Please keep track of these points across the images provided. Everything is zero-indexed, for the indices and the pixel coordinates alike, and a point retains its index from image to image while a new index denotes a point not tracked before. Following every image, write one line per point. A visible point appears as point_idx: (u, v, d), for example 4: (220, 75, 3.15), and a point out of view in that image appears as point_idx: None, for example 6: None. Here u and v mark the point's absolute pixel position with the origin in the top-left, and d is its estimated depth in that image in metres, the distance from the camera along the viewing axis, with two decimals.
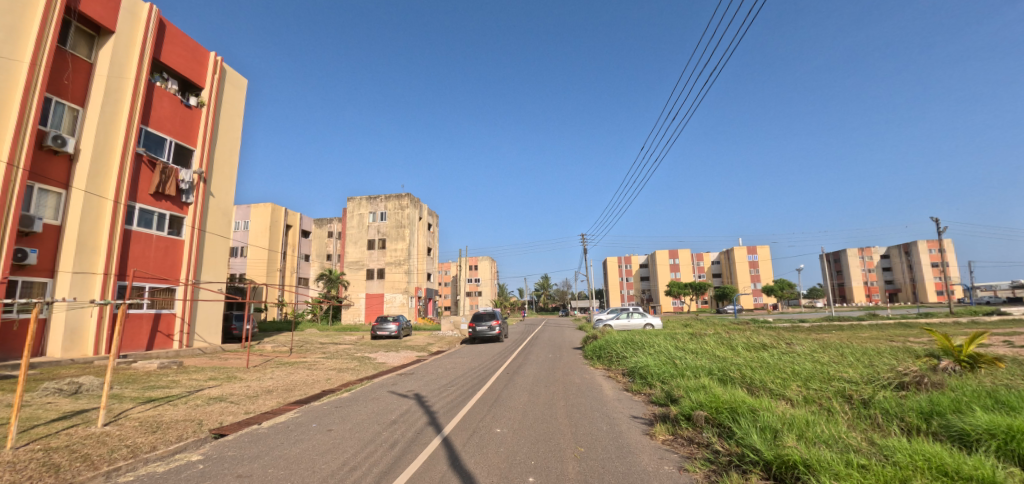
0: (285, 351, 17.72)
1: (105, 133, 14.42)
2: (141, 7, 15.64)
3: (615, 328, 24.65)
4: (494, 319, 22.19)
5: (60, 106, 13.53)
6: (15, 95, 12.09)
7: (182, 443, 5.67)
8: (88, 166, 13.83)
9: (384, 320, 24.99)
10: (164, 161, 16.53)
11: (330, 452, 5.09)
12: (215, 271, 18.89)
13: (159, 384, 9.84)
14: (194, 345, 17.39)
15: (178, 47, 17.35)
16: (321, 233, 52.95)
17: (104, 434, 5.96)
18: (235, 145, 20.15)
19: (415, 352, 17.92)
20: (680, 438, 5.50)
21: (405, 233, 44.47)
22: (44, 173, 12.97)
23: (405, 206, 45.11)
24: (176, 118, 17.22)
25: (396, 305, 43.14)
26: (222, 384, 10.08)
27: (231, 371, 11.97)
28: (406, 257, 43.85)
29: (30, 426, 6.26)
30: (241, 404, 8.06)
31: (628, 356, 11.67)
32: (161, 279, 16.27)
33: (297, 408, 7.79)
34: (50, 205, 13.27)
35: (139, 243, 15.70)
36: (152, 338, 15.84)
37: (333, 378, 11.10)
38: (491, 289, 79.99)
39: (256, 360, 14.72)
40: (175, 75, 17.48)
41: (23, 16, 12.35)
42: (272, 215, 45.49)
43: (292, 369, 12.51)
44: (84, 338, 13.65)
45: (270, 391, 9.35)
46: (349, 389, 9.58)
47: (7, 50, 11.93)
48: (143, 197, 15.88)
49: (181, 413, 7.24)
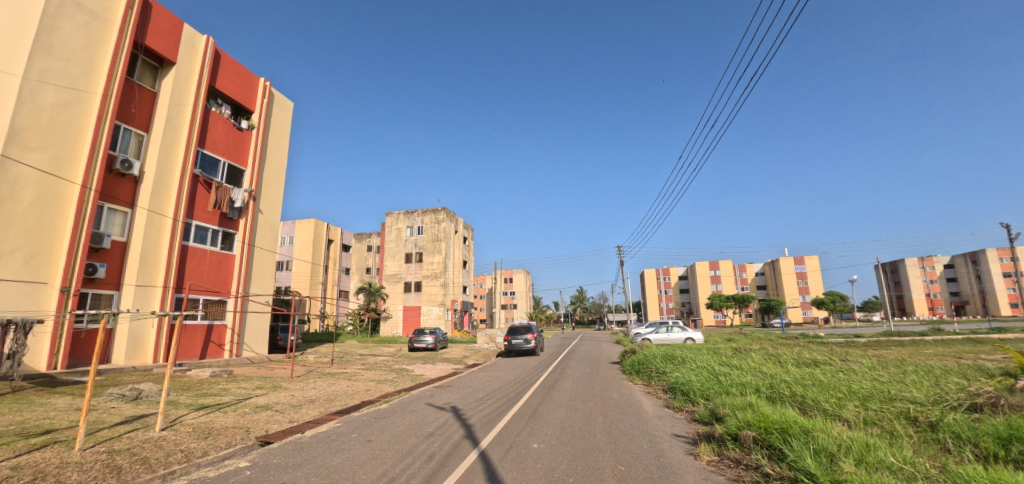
0: (326, 362, 18.24)
1: (166, 156, 15.53)
2: (199, 39, 16.91)
3: (656, 343, 24.02)
4: (530, 333, 22.01)
5: (128, 132, 14.72)
6: (89, 122, 13.29)
7: (231, 449, 5.93)
8: (151, 186, 14.91)
9: (421, 332, 25.32)
10: (218, 181, 17.65)
11: (370, 463, 5.17)
12: (262, 284, 19.83)
13: (211, 392, 10.36)
14: (243, 354, 18.29)
15: (231, 74, 18.56)
16: (361, 247, 54.62)
17: (161, 439, 6.32)
18: (284, 165, 21.28)
19: (452, 365, 18.11)
20: (726, 460, 5.23)
21: (441, 246, 45.23)
22: (113, 193, 14.09)
23: (441, 220, 45.91)
24: (229, 140, 18.36)
25: (433, 318, 43.80)
26: (268, 393, 10.51)
27: (277, 380, 12.47)
28: (443, 270, 44.53)
29: (96, 429, 6.74)
30: (286, 413, 8.36)
31: (669, 372, 11.28)
32: (213, 292, 17.22)
33: (338, 418, 8.00)
34: (118, 222, 14.36)
35: (196, 258, 16.73)
36: (205, 347, 16.74)
37: (372, 389, 11.33)
38: (526, 302, 79.82)
39: (301, 370, 15.30)
40: (228, 100, 18.71)
41: (97, 51, 13.59)
42: (315, 230, 47.53)
43: (333, 379, 12.86)
44: (144, 346, 14.59)
45: (313, 401, 9.65)
46: (387, 400, 9.73)
47: (82, 83, 13.17)
48: (199, 214, 16.96)
49: (231, 420, 7.60)
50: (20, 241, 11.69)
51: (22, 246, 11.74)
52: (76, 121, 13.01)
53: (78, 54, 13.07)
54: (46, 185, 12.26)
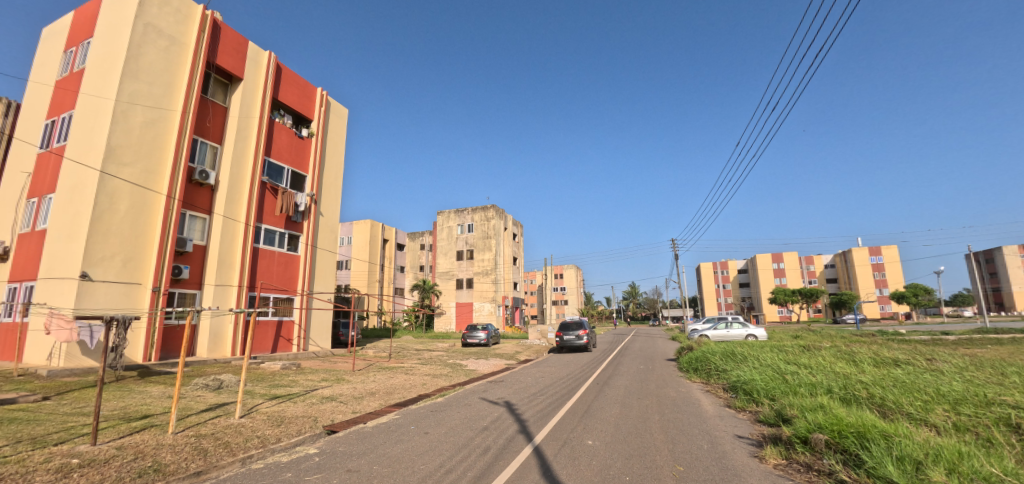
0: (383, 356, 19.06)
1: (238, 166, 16.85)
2: (262, 55, 18.15)
3: (715, 340, 22.99)
4: (581, 329, 21.83)
5: (204, 145, 16.11)
6: (171, 138, 14.69)
7: (301, 436, 6.37)
8: (225, 193, 16.23)
9: (474, 328, 25.84)
10: (283, 187, 18.90)
11: (428, 454, 5.36)
12: (325, 282, 21.04)
13: (283, 383, 11.17)
14: (309, 349, 19.53)
15: (291, 86, 19.78)
16: (415, 245, 56.56)
17: (240, 425, 6.90)
18: (341, 169, 22.39)
19: (505, 360, 18.34)
20: (794, 464, 4.93)
21: (491, 243, 45.84)
22: (193, 201, 15.49)
23: (491, 217, 46.50)
24: (291, 148, 19.60)
25: (485, 314, 44.56)
26: (333, 385, 11.17)
27: (340, 373, 13.23)
28: (493, 266, 45.11)
29: (185, 415, 7.47)
30: (349, 404, 8.84)
31: (729, 370, 10.77)
32: (281, 290, 18.49)
33: (397, 410, 8.36)
34: (199, 228, 15.78)
35: (266, 259, 18.04)
36: (276, 342, 18.04)
37: (428, 383, 11.72)
38: (577, 298, 79.14)
39: (362, 363, 16.10)
40: (290, 110, 19.96)
41: (176, 73, 14.97)
42: (371, 230, 49.77)
43: (392, 373, 13.43)
44: (224, 340, 15.95)
45: (373, 393, 10.15)
46: (442, 394, 10.04)
47: (164, 102, 14.56)
48: (268, 218, 18.25)
49: (300, 409, 8.16)
50: (119, 247, 13.15)
51: (120, 251, 13.18)
52: (161, 137, 14.41)
53: (160, 76, 14.47)
54: (138, 196, 13.70)
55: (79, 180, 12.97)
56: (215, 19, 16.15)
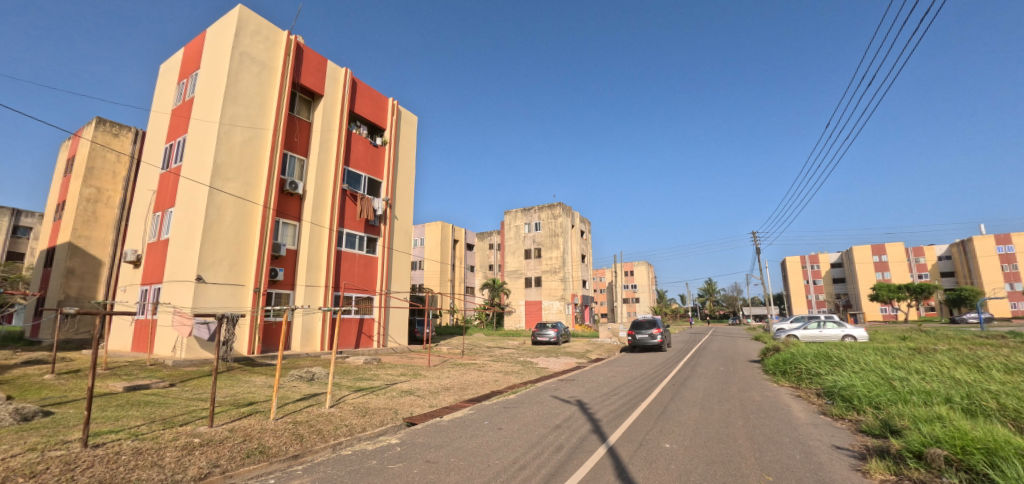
0: (457, 353, 19.76)
1: (321, 176, 18.32)
2: (339, 71, 19.56)
3: (806, 340, 21.09)
4: (655, 328, 21.06)
5: (293, 159, 17.73)
6: (265, 154, 16.33)
7: (384, 427, 6.82)
8: (311, 202, 17.73)
9: (543, 326, 25.96)
10: (361, 193, 20.26)
11: (502, 449, 5.48)
12: (401, 282, 22.24)
13: (367, 377, 12.00)
14: (388, 345, 20.77)
15: (366, 99, 21.13)
16: (484, 245, 57.99)
17: (330, 414, 7.53)
18: (413, 174, 23.54)
19: (575, 359, 18.21)
20: (907, 480, 4.38)
21: (559, 241, 45.69)
22: (285, 210, 17.11)
23: (558, 215, 46.35)
24: (368, 157, 20.95)
25: (554, 312, 44.58)
26: (411, 379, 11.79)
27: (417, 368, 13.93)
28: (561, 264, 44.92)
29: (284, 403, 8.30)
30: (426, 398, 9.29)
31: (824, 374, 9.82)
32: (362, 290, 19.84)
33: (471, 405, 8.64)
34: (290, 234, 17.40)
35: (348, 261, 19.45)
36: (358, 338, 19.41)
37: (500, 380, 11.97)
38: (649, 296, 76.41)
39: (437, 360, 16.82)
40: (365, 121, 21.34)
41: (267, 95, 16.60)
42: (442, 232, 51.80)
43: (465, 369, 13.88)
44: (314, 336, 17.47)
45: (448, 388, 10.57)
46: (514, 391, 10.20)
47: (258, 122, 16.23)
48: (349, 223, 19.67)
49: (382, 401, 8.72)
50: (226, 253, 14.88)
51: (227, 257, 14.91)
52: (256, 154, 16.08)
53: (254, 99, 16.13)
54: (240, 207, 15.40)
55: (193, 195, 14.85)
56: (298, 43, 17.70)
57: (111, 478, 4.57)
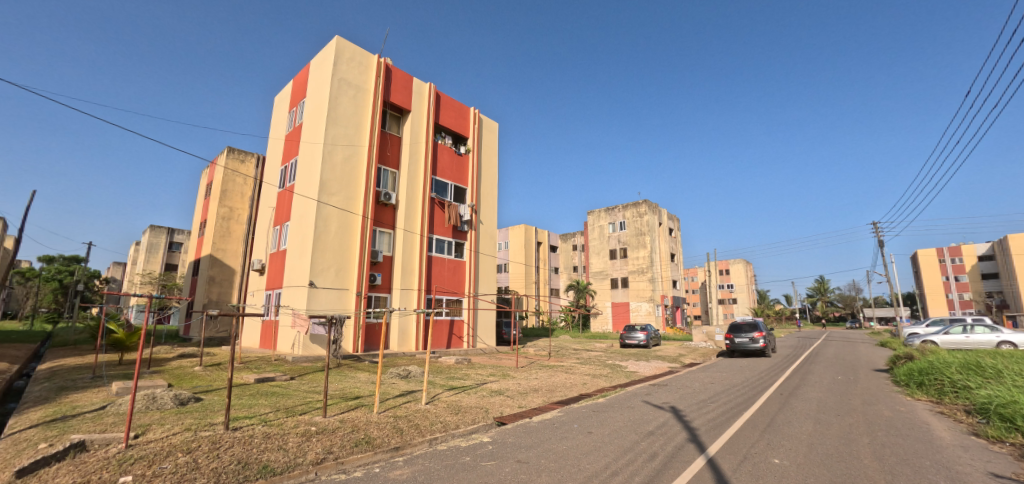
0: (544, 354, 19.89)
1: (412, 186, 19.62)
2: (424, 86, 20.79)
3: (943, 346, 18.04)
4: (757, 331, 19.31)
5: (386, 172, 19.21)
6: (362, 169, 17.92)
7: (476, 425, 7.12)
8: (403, 211, 19.06)
9: (631, 329, 25.12)
10: (448, 200, 21.34)
11: (593, 453, 5.41)
12: (487, 285, 22.96)
13: (459, 376, 12.59)
14: (477, 345, 21.54)
15: (449, 110, 22.22)
16: (567, 246, 57.75)
17: (426, 410, 8.03)
18: (495, 179, 24.23)
19: (668, 363, 17.36)
20: None
21: (645, 240, 43.94)
22: (381, 219, 18.60)
23: (643, 213, 44.61)
24: (453, 166, 22.00)
25: (642, 314, 42.93)
26: (500, 380, 12.13)
27: (506, 369, 14.27)
28: (649, 264, 43.10)
29: (385, 398, 9.04)
30: (515, 398, 9.49)
31: (977, 387, 8.26)
32: (451, 292, 20.85)
33: (560, 407, 8.65)
34: (387, 241, 18.86)
35: (438, 265, 20.56)
36: (449, 339, 20.41)
37: (589, 383, 11.83)
38: (749, 296, 70.23)
39: (524, 361, 17.09)
40: (449, 132, 22.44)
41: (362, 115, 18.19)
42: (525, 234, 52.61)
43: (553, 371, 13.93)
44: (409, 337, 18.72)
45: (537, 390, 10.69)
46: (603, 395, 10.02)
47: (355, 140, 17.85)
48: (438, 229, 20.79)
49: (474, 400, 9.09)
50: (332, 260, 16.56)
51: (334, 264, 16.59)
52: (354, 169, 17.68)
53: (351, 120, 17.78)
54: (343, 219, 17.06)
55: (305, 210, 16.76)
56: (387, 64, 19.18)
57: (248, 458, 5.34)
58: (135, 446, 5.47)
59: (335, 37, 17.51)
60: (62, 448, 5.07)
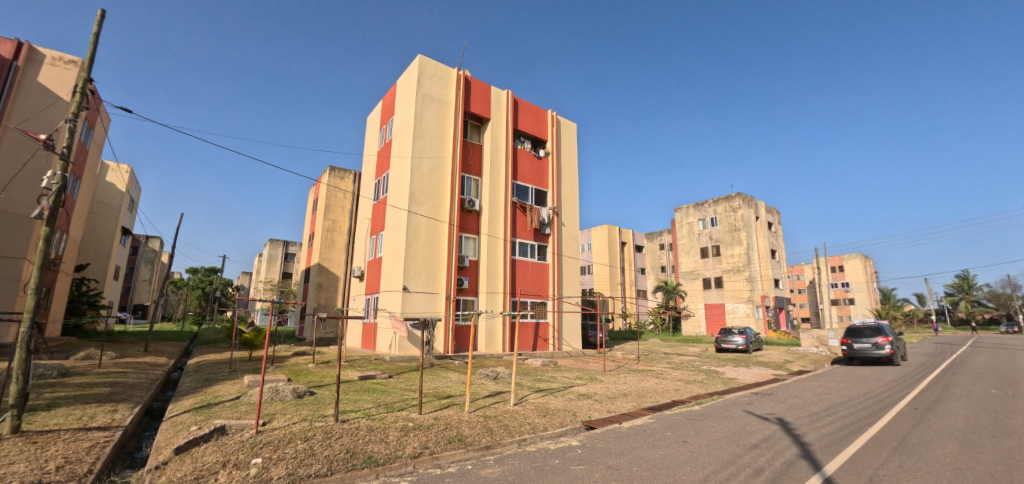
0: (632, 358, 19.24)
1: (494, 192, 20.24)
2: (502, 94, 21.36)
3: None
4: (881, 335, 16.83)
5: (469, 179, 20.06)
6: (447, 178, 18.90)
7: (564, 428, 7.14)
8: (486, 216, 19.74)
9: (728, 332, 23.35)
10: (529, 204, 21.66)
11: (689, 465, 5.14)
12: (571, 287, 22.83)
13: (546, 378, 12.68)
14: (563, 348, 21.49)
15: (527, 115, 22.57)
16: (654, 246, 55.31)
17: (515, 411, 8.23)
18: (576, 180, 24.08)
19: (772, 370, 15.84)
20: None
21: (741, 236, 40.55)
22: (466, 226, 19.45)
23: (737, 207, 41.23)
24: (533, 169, 22.29)
25: (740, 316, 39.61)
26: (587, 383, 12.00)
27: (593, 372, 14.06)
28: (746, 262, 39.64)
29: (476, 398, 9.43)
30: (603, 403, 9.33)
31: None
32: (536, 295, 21.09)
33: (651, 414, 8.33)
34: (472, 246, 19.66)
35: (522, 268, 20.94)
36: (535, 341, 20.64)
37: (682, 389, 11.23)
38: (870, 296, 61.30)
39: (612, 365, 16.68)
40: (528, 136, 22.78)
41: (445, 127, 19.19)
42: (608, 235, 51.40)
43: (643, 376, 13.44)
44: (496, 339, 19.27)
45: (626, 394, 10.40)
46: (698, 402, 9.45)
47: (440, 152, 18.89)
48: (521, 233, 21.18)
49: (561, 403, 9.10)
50: (422, 266, 17.67)
51: (425, 269, 17.70)
52: (440, 179, 18.71)
53: (436, 133, 18.85)
54: (431, 227, 18.13)
55: (397, 219, 18.11)
56: (466, 76, 20.06)
57: (356, 447, 5.92)
58: (264, 432, 6.35)
59: (417, 56, 18.73)
60: (208, 430, 6.08)
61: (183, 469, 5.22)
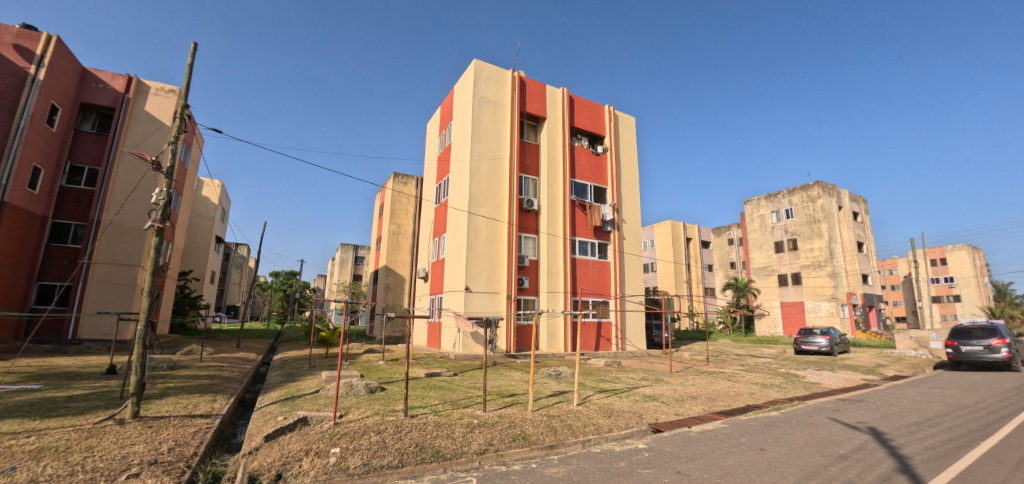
0: (701, 359, 18.31)
1: (552, 191, 20.21)
2: (558, 92, 21.25)
3: None
4: (997, 337, 14.63)
5: (527, 180, 20.20)
6: (505, 179, 19.16)
7: (629, 430, 6.99)
8: (545, 216, 19.76)
9: (809, 333, 21.45)
10: (588, 202, 21.36)
11: (767, 474, 4.83)
12: (634, 285, 22.19)
13: (609, 378, 12.42)
14: (627, 348, 20.96)
15: (583, 111, 22.27)
16: (722, 241, 52.20)
17: (579, 412, 8.16)
18: (636, 176, 23.37)
19: (861, 374, 14.34)
20: None
21: (821, 228, 37.12)
22: (525, 225, 19.60)
23: (816, 197, 37.82)
24: (591, 166, 21.96)
25: (822, 315, 36.29)
26: (653, 384, 11.60)
27: (659, 374, 13.56)
28: (829, 257, 36.17)
29: (539, 397, 9.47)
30: (671, 405, 8.97)
31: None
32: (597, 294, 20.76)
33: (724, 418, 7.89)
34: (531, 246, 19.77)
35: (582, 267, 20.70)
36: (598, 341, 20.32)
37: (757, 393, 10.50)
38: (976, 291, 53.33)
39: (679, 366, 15.98)
40: (585, 133, 22.47)
41: (501, 129, 19.47)
42: (672, 230, 49.30)
43: (713, 378, 12.74)
44: (558, 339, 19.22)
45: (695, 397, 9.92)
46: (776, 408, 8.80)
47: (497, 153, 19.18)
48: (580, 231, 20.95)
49: (626, 404, 8.88)
50: (483, 266, 18.07)
51: (486, 269, 18.08)
52: (498, 181, 19.02)
53: (493, 135, 19.18)
54: (491, 227, 18.47)
55: (458, 221, 18.65)
56: (521, 77, 20.21)
57: (424, 442, 6.21)
58: (341, 424, 6.85)
59: (473, 61, 19.17)
60: (293, 420, 6.68)
61: (272, 455, 5.78)
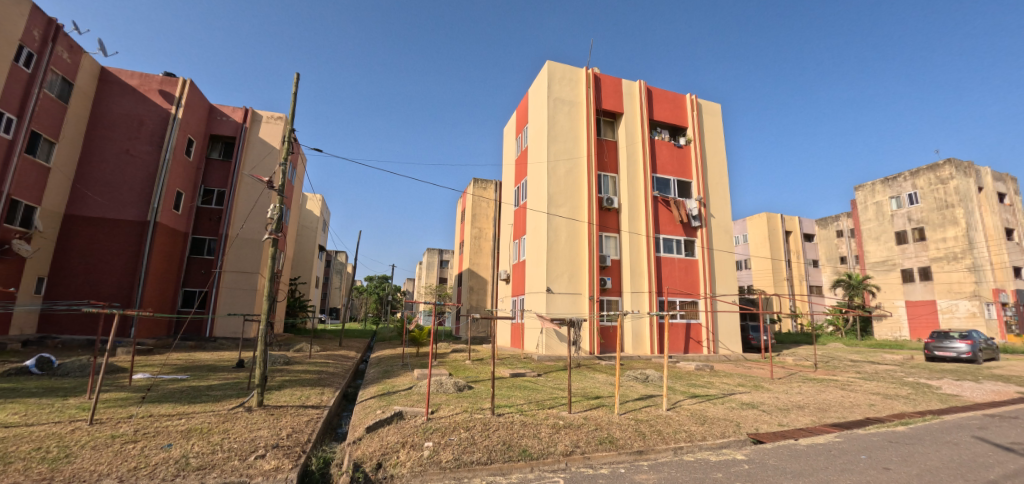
0: (808, 365, 16.48)
1: (632, 187, 19.54)
2: (635, 85, 20.53)
3: None
4: None
5: (606, 178, 19.79)
6: (583, 179, 18.95)
7: (726, 440, 6.53)
8: (626, 213, 19.18)
9: (946, 336, 18.18)
10: (672, 197, 20.34)
11: None
12: (727, 284, 20.63)
13: (700, 383, 11.68)
14: (720, 352, 19.54)
15: (663, 103, 21.27)
16: (829, 233, 46.44)
17: (669, 417, 7.79)
18: (725, 166, 21.75)
19: (1020, 386, 11.91)
20: None
21: (956, 215, 31.49)
22: (605, 225, 19.21)
23: (947, 179, 32.21)
24: (674, 160, 20.89)
25: (960, 317, 30.70)
26: (751, 391, 10.68)
27: (758, 380, 12.45)
28: (968, 248, 30.54)
29: (625, 400, 9.21)
30: (774, 415, 8.19)
31: None
32: (685, 294, 19.66)
33: (839, 431, 7.03)
34: (613, 245, 19.31)
35: (668, 265, 19.75)
36: (687, 343, 19.23)
37: (879, 404, 9.19)
38: None
39: (781, 372, 14.52)
40: (666, 125, 21.43)
41: (577, 128, 19.29)
42: (768, 223, 45.04)
43: (823, 386, 11.40)
44: (643, 341, 18.53)
45: (803, 407, 8.95)
46: (905, 422, 7.64)
47: (574, 153, 19.03)
48: (665, 228, 19.99)
49: (721, 412, 8.29)
50: (564, 267, 18.02)
51: (567, 270, 18.01)
52: (576, 180, 18.87)
53: (569, 135, 19.07)
54: (571, 228, 18.36)
55: (538, 223, 18.82)
56: (595, 74, 19.86)
57: (511, 440, 6.37)
58: (433, 419, 7.25)
59: (546, 63, 19.25)
60: (390, 414, 7.28)
61: (374, 445, 6.34)
